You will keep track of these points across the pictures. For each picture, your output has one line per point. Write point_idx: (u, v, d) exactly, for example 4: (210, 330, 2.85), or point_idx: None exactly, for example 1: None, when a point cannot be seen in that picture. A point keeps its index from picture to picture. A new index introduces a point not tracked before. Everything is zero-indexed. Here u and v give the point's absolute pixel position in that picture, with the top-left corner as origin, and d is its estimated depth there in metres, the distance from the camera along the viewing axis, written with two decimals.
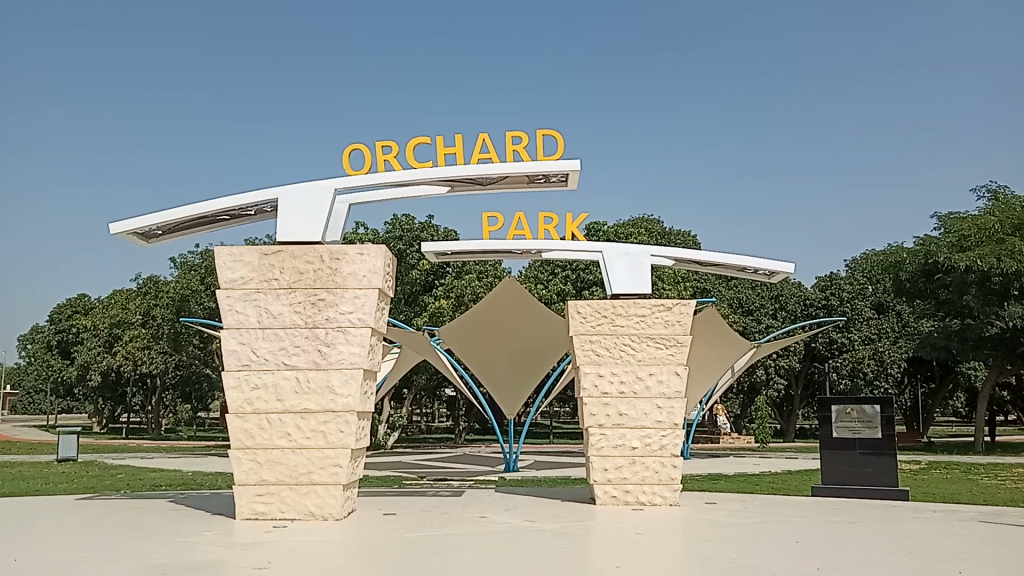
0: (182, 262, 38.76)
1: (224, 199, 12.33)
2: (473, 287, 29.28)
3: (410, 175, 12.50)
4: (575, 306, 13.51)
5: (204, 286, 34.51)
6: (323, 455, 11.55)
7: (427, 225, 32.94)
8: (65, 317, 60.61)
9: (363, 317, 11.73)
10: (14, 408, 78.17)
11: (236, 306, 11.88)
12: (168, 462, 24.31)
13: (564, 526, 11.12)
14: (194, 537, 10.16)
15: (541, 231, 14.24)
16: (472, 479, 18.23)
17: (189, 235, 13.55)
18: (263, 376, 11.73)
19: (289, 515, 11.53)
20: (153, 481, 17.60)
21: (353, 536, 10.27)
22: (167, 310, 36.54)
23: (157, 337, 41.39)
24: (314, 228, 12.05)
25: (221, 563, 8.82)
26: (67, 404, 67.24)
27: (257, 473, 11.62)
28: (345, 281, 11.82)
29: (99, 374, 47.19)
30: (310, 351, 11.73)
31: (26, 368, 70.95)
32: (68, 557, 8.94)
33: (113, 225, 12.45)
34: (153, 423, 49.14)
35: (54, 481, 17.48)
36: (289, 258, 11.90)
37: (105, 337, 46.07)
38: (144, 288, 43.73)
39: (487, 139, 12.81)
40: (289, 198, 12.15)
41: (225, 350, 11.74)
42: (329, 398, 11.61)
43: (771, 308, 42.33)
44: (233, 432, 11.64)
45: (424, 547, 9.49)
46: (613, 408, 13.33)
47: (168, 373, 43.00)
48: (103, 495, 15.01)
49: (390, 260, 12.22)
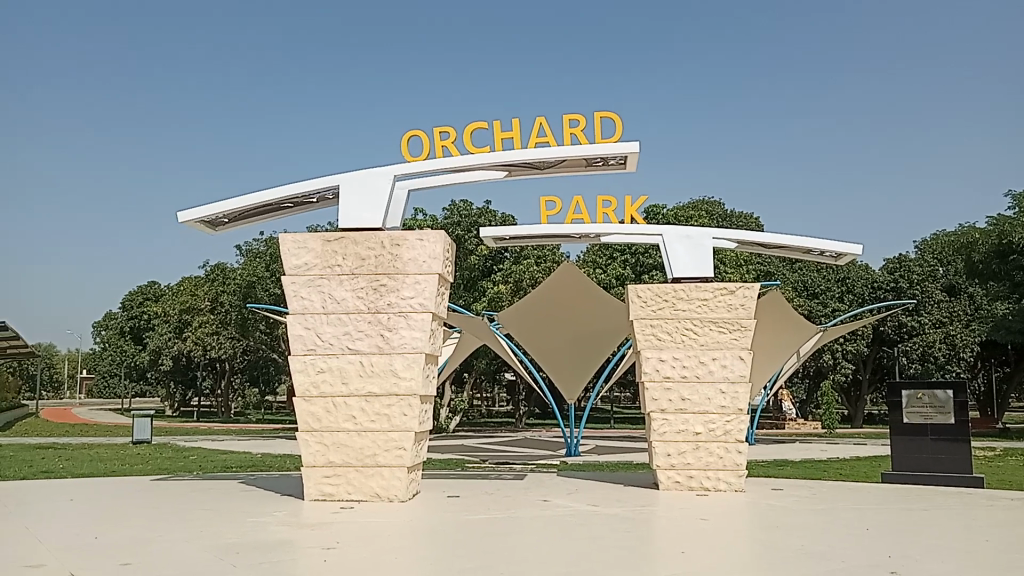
0: (248, 249, 39.49)
1: (287, 187, 12.54)
2: (531, 272, 29.19)
3: (469, 160, 12.54)
4: (635, 290, 13.37)
5: (269, 273, 35.19)
6: (387, 438, 11.71)
7: (486, 210, 32.96)
8: (138, 304, 62.47)
9: (424, 301, 11.82)
10: (93, 391, 81.08)
11: (301, 292, 12.09)
12: (238, 445, 24.93)
13: (627, 511, 11.06)
14: (264, 517, 10.42)
15: (600, 215, 14.20)
16: (534, 463, 18.27)
17: (254, 222, 13.81)
18: (328, 360, 11.92)
19: (355, 496, 11.73)
20: (225, 462, 18.05)
21: (417, 518, 10.40)
22: (235, 296, 37.34)
23: (225, 323, 42.27)
24: (374, 215, 12.17)
25: (290, 542, 9.05)
26: (141, 388, 69.49)
27: (324, 456, 11.83)
28: (406, 266, 11.91)
29: (171, 359, 48.68)
30: (373, 336, 11.88)
31: (101, 354, 73.30)
32: (145, 536, 9.24)
33: (182, 214, 12.77)
34: (223, 407, 50.59)
35: (131, 462, 18.08)
36: (351, 244, 12.05)
37: (176, 323, 47.55)
38: (212, 275, 44.86)
39: (544, 123, 12.82)
40: (350, 186, 12.30)
41: (291, 335, 11.98)
42: (393, 381, 11.75)
43: (837, 291, 41.23)
44: (301, 415, 11.87)
45: (487, 530, 9.57)
46: (675, 393, 13.20)
47: (237, 357, 44.07)
48: (177, 475, 15.51)
49: (450, 245, 12.25)
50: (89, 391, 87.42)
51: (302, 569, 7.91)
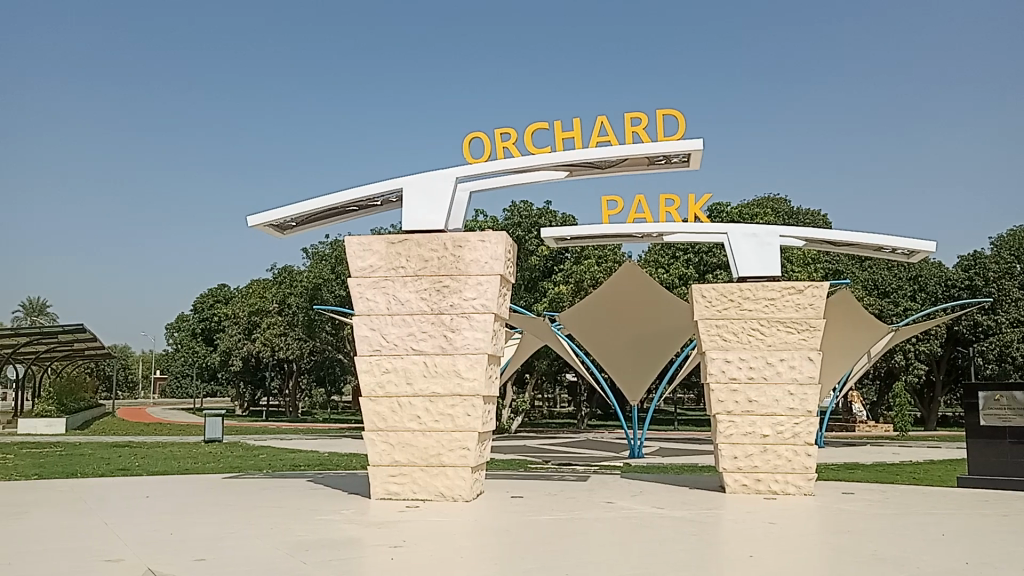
0: (314, 251, 40.22)
1: (353, 190, 12.74)
2: (593, 273, 29.07)
3: (531, 161, 12.55)
4: (699, 290, 13.20)
5: (334, 275, 35.78)
6: (451, 438, 11.80)
7: (547, 211, 32.96)
8: (209, 306, 64.19)
9: (486, 302, 11.87)
10: (168, 391, 83.58)
11: (366, 294, 12.26)
12: (306, 444, 25.42)
13: (693, 514, 10.92)
14: (332, 515, 10.60)
15: (663, 213, 14.09)
16: (597, 464, 18.20)
17: (321, 225, 14.07)
18: (393, 361, 12.07)
19: (420, 495, 11.85)
20: (293, 461, 18.42)
21: (482, 518, 10.45)
22: (301, 298, 38.09)
23: (292, 324, 43.15)
24: (437, 217, 12.28)
25: (358, 540, 9.19)
26: (212, 388, 71.37)
27: (389, 455, 11.98)
28: (468, 268, 11.98)
29: (240, 360, 49.89)
30: (436, 337, 11.99)
31: (174, 354, 75.55)
32: (218, 532, 9.49)
33: (251, 218, 13.08)
34: (291, 407, 51.63)
35: (203, 460, 18.59)
36: (414, 246, 12.17)
37: (245, 324, 48.71)
38: (279, 277, 45.84)
39: (605, 122, 12.77)
40: (413, 188, 12.42)
41: (357, 336, 12.16)
42: (456, 382, 11.83)
43: (909, 290, 40.14)
44: (367, 415, 12.04)
45: (551, 531, 9.56)
46: (742, 394, 12.99)
47: (304, 358, 44.93)
48: (248, 473, 15.88)
49: (511, 247, 12.29)
50: (164, 390, 90.12)
51: (369, 567, 8.03)
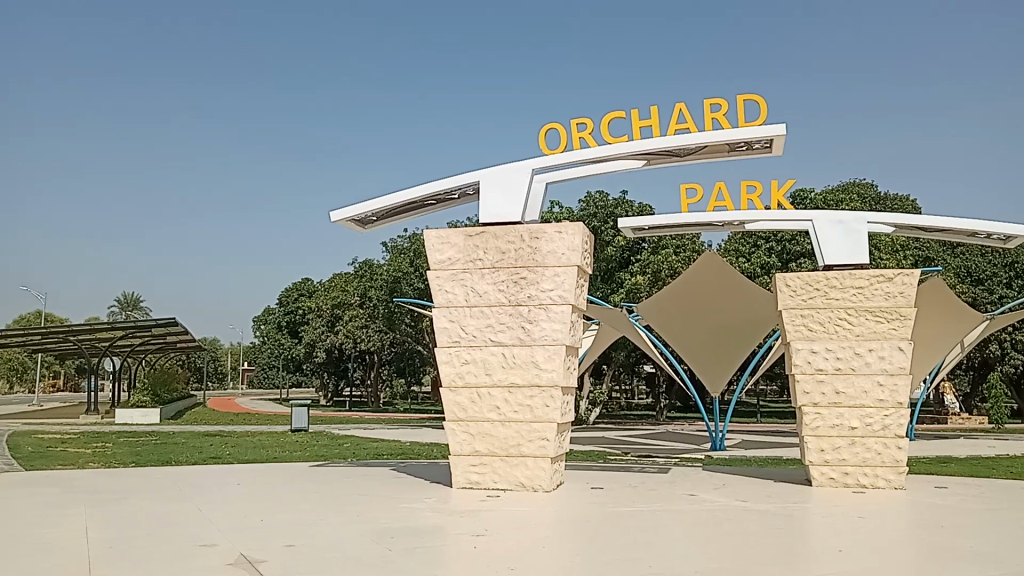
0: (392, 245, 40.83)
1: (431, 184, 12.90)
2: (670, 262, 28.70)
3: (608, 150, 12.49)
4: (783, 279, 12.90)
5: (413, 268, 36.25)
6: (530, 429, 11.86)
7: (623, 201, 32.68)
8: (293, 299, 65.88)
9: (564, 294, 11.87)
10: (255, 382, 86.16)
11: (445, 287, 12.41)
12: (388, 433, 25.89)
13: (779, 507, 10.70)
14: (416, 503, 10.80)
15: (744, 201, 13.84)
16: (678, 456, 17.99)
17: (400, 219, 14.30)
18: (472, 352, 12.20)
19: (501, 485, 11.96)
20: (376, 450, 18.78)
21: (562, 509, 10.48)
22: (381, 291, 38.73)
23: (373, 316, 43.97)
24: (514, 208, 12.33)
25: (442, 528, 9.34)
26: (297, 379, 73.29)
27: (470, 445, 12.13)
28: (545, 259, 11.99)
29: (324, 351, 51.10)
30: (514, 328, 12.05)
31: (260, 346, 77.84)
32: (306, 519, 9.77)
33: (334, 213, 13.39)
34: (372, 397, 52.64)
35: (290, 449, 19.13)
36: (492, 238, 12.25)
37: (328, 317, 49.85)
38: (360, 271, 46.72)
39: (683, 109, 12.63)
40: (490, 181, 12.50)
41: (436, 328, 12.34)
42: (534, 373, 11.88)
43: (1005, 277, 38.39)
44: (447, 405, 12.21)
45: (632, 522, 9.53)
46: (829, 385, 12.66)
47: (384, 350, 45.74)
48: (333, 462, 16.28)
49: (589, 238, 12.24)
50: (252, 381, 92.92)
51: (452, 555, 8.16)
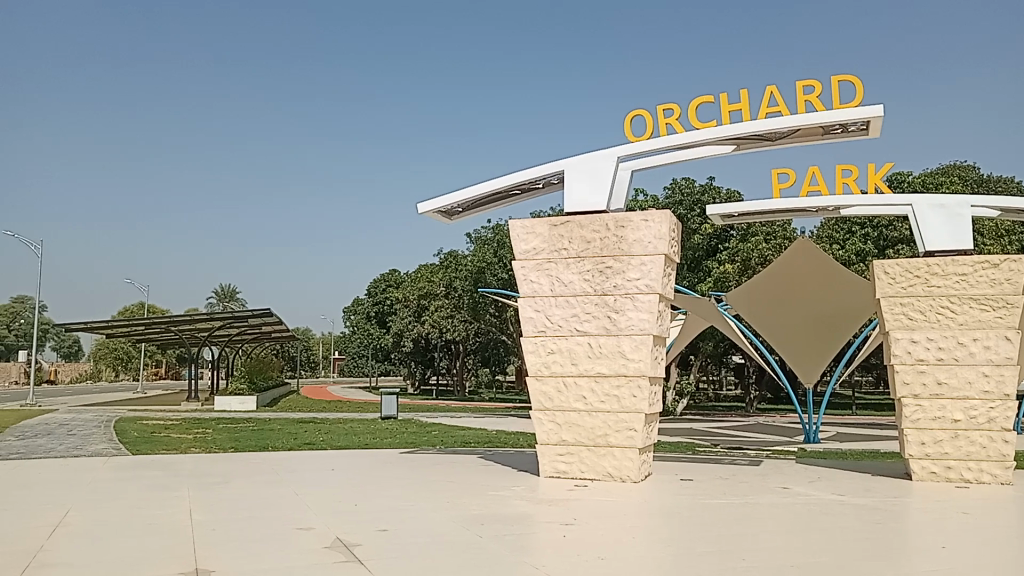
0: (477, 236, 41.14)
1: (516, 174, 12.92)
2: (760, 250, 28.02)
3: (695, 137, 12.26)
4: (881, 266, 12.41)
5: (497, 258, 36.44)
6: (617, 419, 11.78)
7: (710, 187, 31.91)
8: (381, 290, 67.23)
9: (650, 283, 11.72)
10: (345, 371, 88.32)
11: (530, 276, 12.41)
12: (475, 422, 26.16)
13: (877, 501, 10.34)
14: (504, 491, 10.89)
15: (839, 185, 13.41)
16: (769, 449, 17.57)
17: (486, 210, 14.38)
18: (558, 342, 12.18)
19: (588, 475, 11.94)
20: (464, 438, 18.99)
21: (651, 499, 10.39)
22: (466, 281, 39.11)
23: (459, 306, 44.44)
24: (599, 197, 12.23)
25: (530, 516, 9.39)
26: (386, 368, 74.71)
27: (557, 434, 12.14)
28: (631, 248, 11.86)
29: (411, 341, 51.99)
30: (600, 318, 11.97)
31: (350, 336, 79.70)
32: (396, 505, 9.97)
33: (421, 205, 13.58)
34: (458, 386, 53.24)
35: (381, 436, 19.56)
36: (577, 227, 12.19)
37: (415, 307, 50.66)
38: (445, 262, 47.26)
39: (775, 92, 12.29)
40: (575, 170, 12.43)
41: (522, 318, 12.36)
42: (621, 363, 11.79)
43: None
44: (533, 394, 12.23)
45: (723, 515, 9.36)
46: (930, 376, 12.13)
47: (470, 339, 46.18)
48: (422, 449, 16.56)
49: (676, 225, 12.05)
50: (342, 370, 95.39)
51: (540, 544, 8.19)
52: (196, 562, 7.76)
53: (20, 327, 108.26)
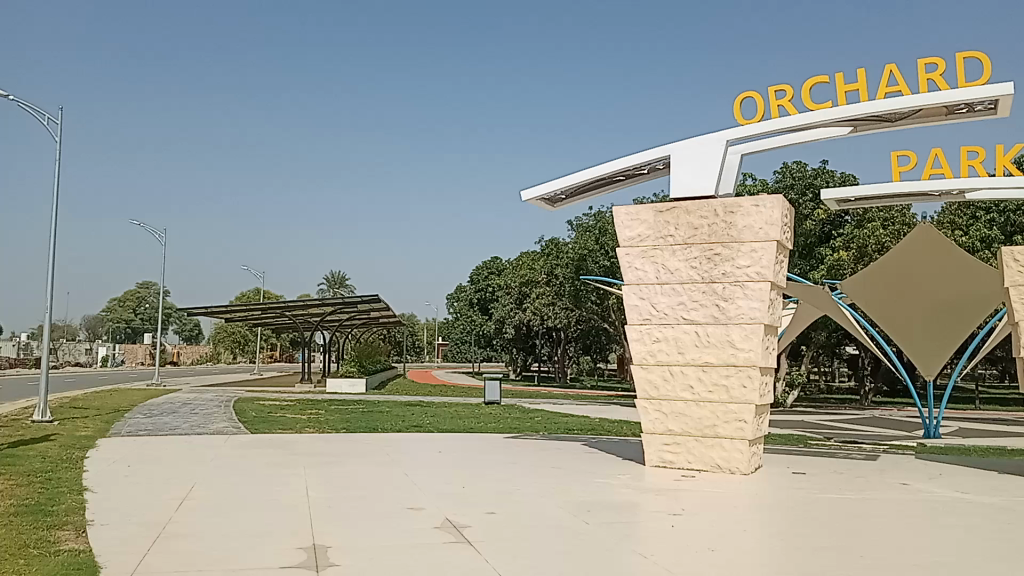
0: (579, 223, 40.97)
1: (621, 160, 12.75)
2: (877, 237, 26.85)
3: (808, 119, 11.82)
4: (1011, 254, 11.68)
5: (599, 245, 36.08)
6: (726, 410, 11.52)
7: (824, 170, 30.93)
8: (484, 277, 67.99)
9: (761, 270, 11.37)
10: (449, 357, 89.83)
11: (635, 264, 12.24)
12: (578, 409, 26.12)
13: (1007, 501, 9.74)
14: (610, 479, 10.81)
15: (964, 167, 12.70)
16: (886, 443, 16.84)
17: (590, 197, 14.26)
18: (664, 330, 11.98)
19: (696, 466, 11.74)
20: (568, 425, 18.97)
21: (762, 493, 10.10)
22: (569, 268, 39.03)
23: (561, 294, 44.42)
24: (707, 182, 11.93)
25: (636, 505, 9.29)
26: (489, 354, 75.54)
27: (664, 424, 11.97)
28: (741, 234, 11.54)
29: (513, 327, 52.35)
30: (708, 306, 11.71)
31: (454, 322, 80.95)
32: (504, 489, 10.03)
33: (525, 193, 13.59)
34: (560, 373, 53.33)
35: (486, 420, 19.76)
36: (684, 214, 11.93)
37: (516, 294, 50.97)
38: (547, 249, 47.30)
39: (894, 71, 11.72)
40: (682, 155, 12.16)
41: (627, 306, 12.21)
42: (730, 352, 11.50)
43: None
44: (639, 383, 12.08)
45: (839, 510, 9.02)
46: None
47: (572, 326, 46.11)
48: (527, 435, 16.64)
49: (788, 210, 11.63)
50: (446, 354, 97.11)
51: (648, 533, 8.08)
52: (313, 537, 8.01)
53: (147, 311, 114.57)
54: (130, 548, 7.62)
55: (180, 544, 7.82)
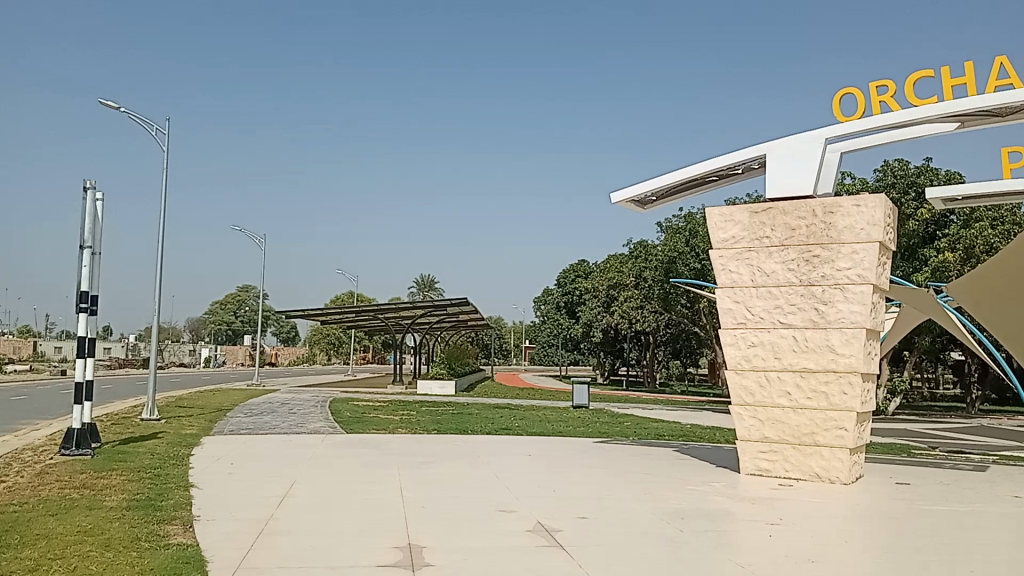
0: (668, 225, 40.46)
1: (714, 160, 12.50)
2: (986, 237, 25.57)
3: (912, 115, 11.35)
4: None
5: (690, 247, 35.55)
6: (826, 417, 11.16)
7: (927, 168, 29.68)
8: (571, 281, 67.90)
9: (863, 273, 10.97)
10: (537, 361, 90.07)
11: (729, 266, 11.97)
12: (668, 414, 25.76)
13: None
14: (704, 486, 10.59)
15: None
16: (997, 454, 15.99)
17: (682, 198, 14.05)
18: (760, 335, 11.68)
19: (794, 475, 11.40)
20: (659, 430, 18.72)
21: (864, 503, 9.73)
22: (658, 271, 38.57)
23: (649, 297, 43.97)
24: (804, 181, 11.57)
25: (732, 513, 9.07)
26: (577, 358, 75.34)
27: (759, 431, 11.67)
28: (841, 235, 11.16)
29: (601, 331, 52.06)
30: (806, 310, 11.36)
31: (541, 326, 81.12)
32: (596, 494, 9.95)
33: (615, 195, 13.48)
34: (649, 377, 52.74)
35: (575, 424, 19.68)
36: (780, 214, 11.61)
37: (604, 297, 50.67)
38: (635, 252, 46.89)
39: (1006, 63, 11.14)
40: (778, 154, 11.84)
41: (721, 309, 11.94)
42: (830, 358, 11.14)
43: None
44: (734, 389, 11.81)
45: (949, 523, 8.59)
46: None
47: (661, 330, 45.56)
48: (616, 440, 16.49)
49: (891, 211, 11.19)
50: (533, 358, 97.33)
51: (745, 542, 7.88)
52: (409, 537, 8.13)
53: (247, 314, 118.90)
54: (235, 543, 7.88)
55: (281, 540, 8.05)
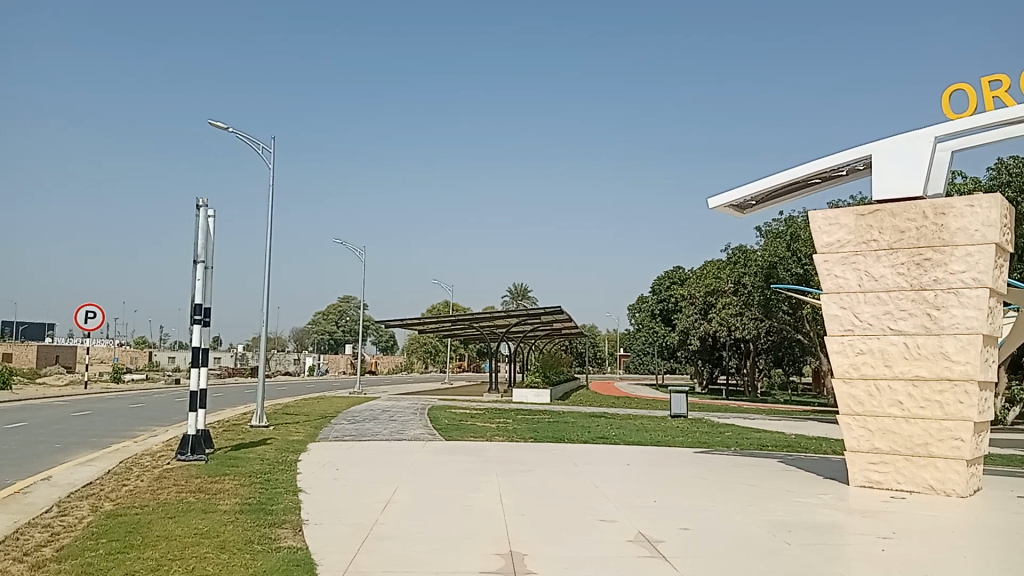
0: (767, 229, 39.56)
1: (816, 162, 12.18)
2: None
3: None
4: None
5: (791, 252, 34.64)
6: (941, 427, 10.70)
7: None
8: (666, 288, 67.08)
9: (979, 276, 10.49)
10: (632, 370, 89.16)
11: (835, 271, 11.59)
12: (771, 424, 25.14)
13: None
14: (812, 498, 10.29)
15: None
16: None
17: (782, 202, 13.74)
18: (868, 342, 11.28)
19: (907, 487, 10.94)
20: (762, 441, 18.29)
21: (983, 517, 9.27)
22: (758, 277, 37.73)
23: (748, 303, 43.03)
24: (914, 182, 11.15)
25: (842, 526, 8.78)
26: (673, 366, 74.22)
27: (869, 441, 11.26)
28: (954, 237, 10.70)
29: (698, 339, 51.21)
30: (918, 315, 10.92)
31: (636, 334, 80.35)
32: (698, 504, 9.81)
33: (712, 200, 13.31)
34: (750, 386, 51.48)
35: (674, 434, 19.44)
36: (888, 216, 11.22)
37: (701, 304, 49.84)
38: (733, 257, 45.99)
39: None
40: (885, 154, 11.44)
41: (827, 315, 11.59)
42: (945, 365, 10.68)
43: None
44: (841, 398, 11.43)
45: None
46: None
47: (761, 337, 44.49)
48: (718, 450, 16.20)
49: (1008, 211, 10.68)
50: (628, 366, 96.40)
51: (856, 556, 7.63)
52: (512, 544, 8.21)
53: (347, 325, 122.16)
54: (343, 547, 8.13)
55: (388, 545, 8.25)
